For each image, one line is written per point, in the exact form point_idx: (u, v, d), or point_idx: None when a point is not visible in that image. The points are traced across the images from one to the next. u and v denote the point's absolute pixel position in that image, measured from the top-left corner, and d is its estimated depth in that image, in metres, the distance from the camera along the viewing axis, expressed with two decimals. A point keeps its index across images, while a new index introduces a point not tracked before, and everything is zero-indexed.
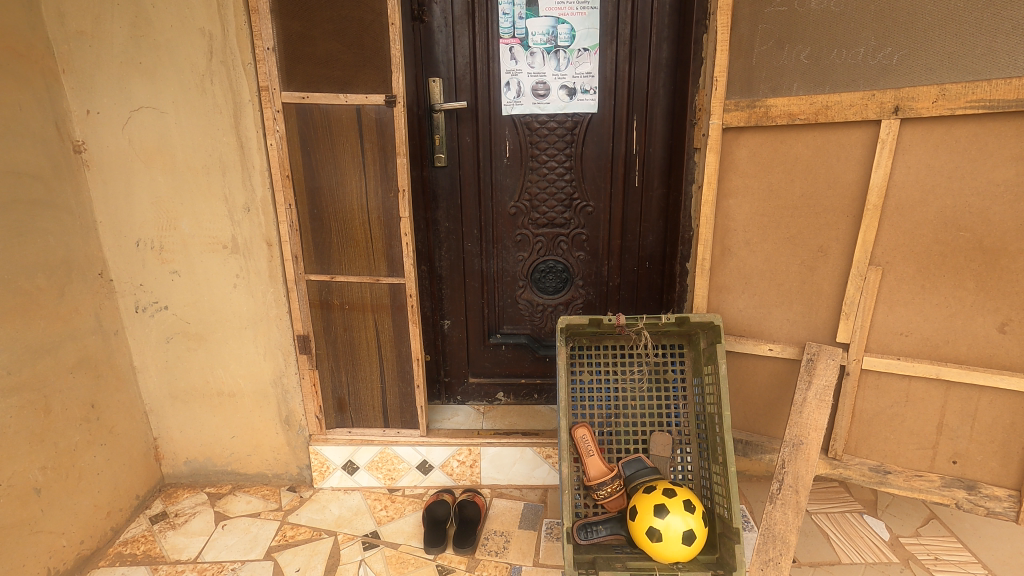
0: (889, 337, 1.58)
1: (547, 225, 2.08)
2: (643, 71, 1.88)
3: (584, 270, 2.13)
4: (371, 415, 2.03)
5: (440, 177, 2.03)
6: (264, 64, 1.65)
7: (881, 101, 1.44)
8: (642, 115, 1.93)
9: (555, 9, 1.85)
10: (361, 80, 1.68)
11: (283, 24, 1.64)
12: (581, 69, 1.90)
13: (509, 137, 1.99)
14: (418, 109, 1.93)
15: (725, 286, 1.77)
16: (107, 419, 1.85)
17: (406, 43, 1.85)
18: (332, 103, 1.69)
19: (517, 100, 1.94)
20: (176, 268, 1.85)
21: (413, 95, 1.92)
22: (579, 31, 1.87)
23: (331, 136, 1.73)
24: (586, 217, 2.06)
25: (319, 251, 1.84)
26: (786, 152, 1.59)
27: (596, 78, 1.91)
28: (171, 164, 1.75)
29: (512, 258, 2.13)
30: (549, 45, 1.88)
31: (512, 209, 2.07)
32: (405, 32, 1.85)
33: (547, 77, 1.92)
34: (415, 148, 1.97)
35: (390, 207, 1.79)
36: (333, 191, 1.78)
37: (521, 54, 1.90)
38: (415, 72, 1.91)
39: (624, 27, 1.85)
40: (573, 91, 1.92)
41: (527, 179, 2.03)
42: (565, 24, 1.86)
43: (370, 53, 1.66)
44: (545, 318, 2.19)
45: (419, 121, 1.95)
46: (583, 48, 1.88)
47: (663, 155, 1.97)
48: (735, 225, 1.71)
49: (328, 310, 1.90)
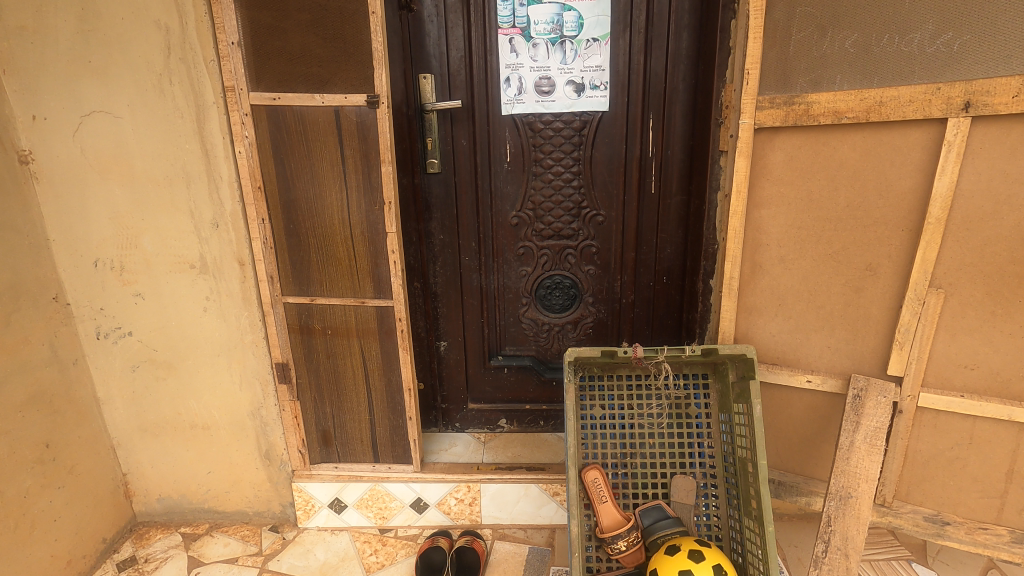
0: (950, 370, 1.36)
1: (552, 237, 1.87)
2: (660, 63, 1.67)
3: (593, 286, 1.92)
4: (359, 449, 1.83)
5: (433, 185, 1.82)
6: (228, 61, 1.44)
7: (948, 96, 1.21)
8: (659, 112, 1.71)
9: None
10: (338, 78, 1.47)
11: (249, 15, 1.43)
12: (590, 62, 1.69)
13: (510, 139, 1.78)
14: (398, 106, 1.71)
15: (756, 308, 1.56)
16: (65, 459, 1.67)
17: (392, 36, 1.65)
18: (306, 104, 1.48)
19: (518, 98, 1.73)
20: (138, 290, 1.67)
21: (397, 94, 1.70)
22: (587, 19, 1.65)
23: (306, 142, 1.52)
24: (595, 228, 1.85)
25: (296, 270, 1.64)
26: (830, 155, 1.37)
27: (607, 71, 1.70)
28: (130, 175, 1.56)
29: (514, 273, 1.92)
30: (554, 36, 1.67)
31: (513, 219, 1.85)
32: (392, 22, 1.65)
33: (552, 71, 1.70)
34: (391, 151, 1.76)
35: (375, 222, 1.57)
36: (310, 204, 1.57)
37: (522, 46, 1.68)
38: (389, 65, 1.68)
39: (639, 14, 1.63)
40: (581, 87, 1.71)
41: (530, 186, 1.82)
42: (571, 11, 1.65)
43: (348, 47, 1.44)
44: (551, 339, 1.98)
45: (404, 121, 1.73)
46: (593, 39, 1.67)
47: (683, 158, 1.75)
48: (768, 239, 1.50)
49: (308, 335, 1.70)
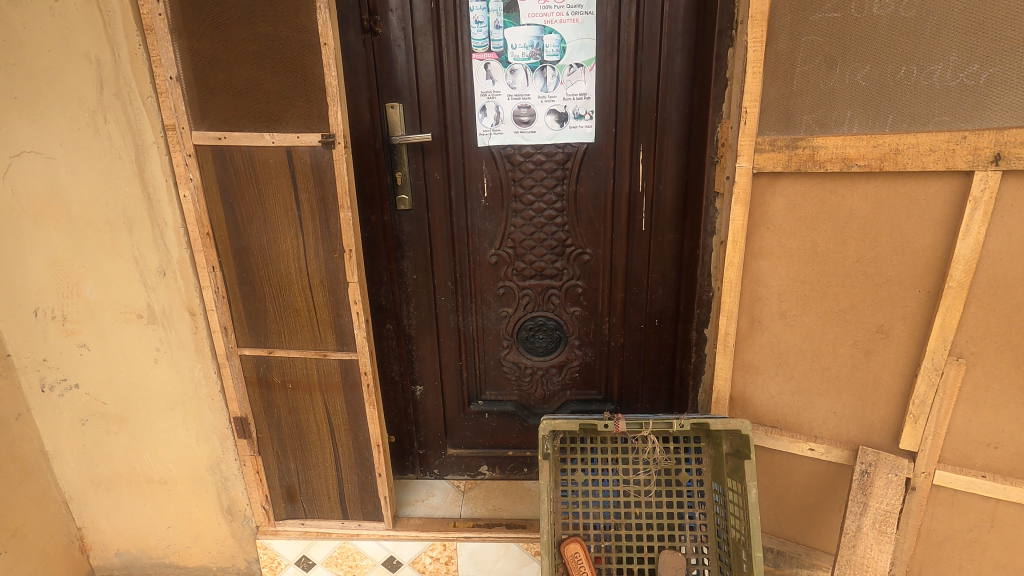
0: (971, 447, 1.21)
1: (534, 276, 1.73)
2: (651, 91, 1.51)
3: (579, 328, 1.77)
4: (327, 505, 1.71)
5: (404, 222, 1.68)
6: (167, 98, 1.30)
7: (975, 146, 1.05)
8: (650, 144, 1.56)
9: (540, 17, 1.48)
10: (290, 116, 1.32)
11: (189, 47, 1.28)
12: (574, 90, 1.53)
13: (487, 172, 1.63)
14: (358, 140, 1.58)
15: (754, 366, 1.41)
16: (8, 521, 1.55)
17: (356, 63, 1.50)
18: (255, 144, 1.33)
19: (495, 128, 1.57)
20: (83, 341, 1.54)
21: (356, 126, 1.57)
22: (570, 42, 1.50)
23: (257, 185, 1.37)
24: (581, 267, 1.70)
25: (252, 321, 1.50)
26: (838, 205, 1.22)
27: (593, 100, 1.54)
28: (67, 219, 1.42)
29: (494, 314, 1.78)
30: (533, 61, 1.51)
31: (492, 257, 1.71)
32: (356, 48, 1.50)
33: (531, 100, 1.55)
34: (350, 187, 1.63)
35: (335, 270, 1.43)
36: (264, 251, 1.43)
37: (498, 72, 1.53)
38: (349, 94, 1.54)
39: (627, 37, 1.48)
40: (564, 116, 1.56)
41: (509, 223, 1.67)
42: (552, 34, 1.49)
43: (299, 81, 1.29)
44: (535, 383, 1.84)
45: (366, 155, 1.59)
46: (576, 64, 1.51)
47: (676, 194, 1.59)
48: (767, 292, 1.35)
49: (268, 389, 1.57)
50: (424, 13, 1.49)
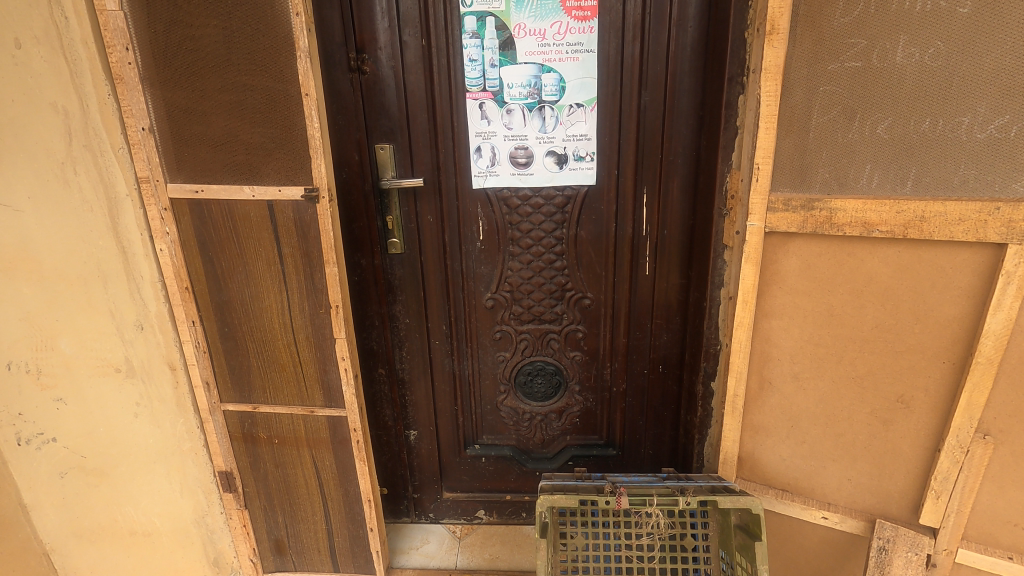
0: (996, 527, 1.14)
1: (533, 321, 1.65)
2: (655, 133, 1.43)
3: (580, 373, 1.70)
4: (317, 558, 1.65)
5: (396, 265, 1.60)
6: (140, 149, 1.22)
7: (1009, 219, 0.97)
8: (654, 187, 1.48)
9: (537, 55, 1.39)
10: (271, 168, 1.24)
11: (163, 95, 1.20)
12: (574, 131, 1.45)
13: (483, 215, 1.55)
14: (344, 182, 1.50)
15: (763, 428, 1.34)
16: None
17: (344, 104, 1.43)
18: (234, 197, 1.26)
19: (491, 170, 1.50)
20: (59, 394, 1.43)
21: (344, 168, 1.49)
22: (570, 82, 1.41)
23: (237, 238, 1.29)
24: (581, 312, 1.63)
25: (235, 376, 1.43)
26: (856, 269, 1.14)
27: (594, 141, 1.46)
28: (37, 266, 1.29)
29: (491, 359, 1.70)
30: (531, 101, 1.43)
31: (489, 301, 1.64)
32: (344, 88, 1.42)
33: (529, 141, 1.47)
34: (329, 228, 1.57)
35: (321, 326, 1.35)
36: (246, 305, 1.35)
37: (494, 112, 1.45)
38: (335, 135, 1.46)
39: (630, 77, 1.40)
40: (563, 158, 1.48)
41: (506, 267, 1.60)
42: (551, 73, 1.41)
43: (281, 132, 1.21)
44: (533, 428, 1.77)
45: (354, 198, 1.51)
46: (576, 104, 1.43)
47: (682, 239, 1.51)
48: (779, 354, 1.27)
49: (254, 443, 1.50)
50: (415, 52, 1.41)
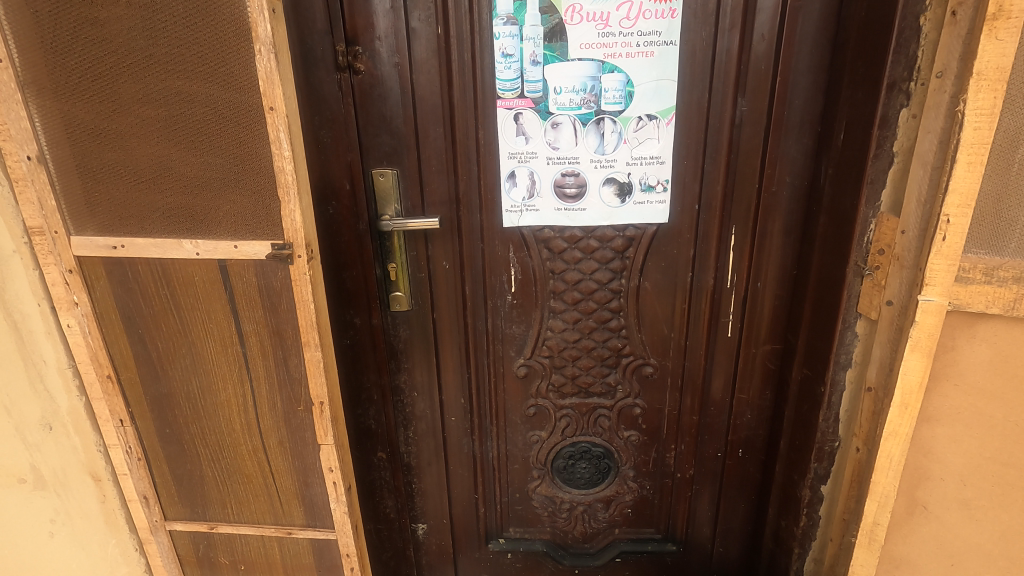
0: None
1: (577, 394, 1.28)
2: (753, 156, 1.06)
3: (635, 456, 1.34)
4: None
5: (400, 325, 1.22)
6: (25, 189, 0.83)
7: None
8: (746, 227, 1.11)
9: (596, 49, 1.01)
10: (223, 213, 0.85)
11: (59, 108, 0.81)
12: (643, 151, 1.08)
13: (516, 261, 1.17)
14: (332, 221, 1.12)
15: (910, 564, 0.98)
16: None
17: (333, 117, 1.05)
18: (170, 255, 0.87)
19: (529, 204, 1.12)
20: None
21: (332, 201, 1.11)
22: (641, 85, 1.03)
23: (178, 311, 0.91)
24: (641, 382, 1.26)
25: (184, 488, 1.05)
26: None
27: (669, 165, 1.08)
28: None
29: (522, 439, 1.33)
30: (586, 111, 1.05)
31: (521, 369, 1.26)
32: (331, 94, 1.04)
33: (581, 165, 1.09)
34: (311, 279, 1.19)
35: (300, 427, 0.97)
36: (195, 400, 0.97)
37: (534, 126, 1.07)
38: (318, 158, 1.08)
39: (723, 80, 1.02)
40: (626, 188, 1.10)
41: (545, 327, 1.22)
42: (615, 73, 1.03)
43: (234, 161, 0.82)
44: (574, 520, 1.40)
45: (345, 241, 1.13)
46: (647, 115, 1.05)
47: (779, 293, 1.15)
48: (942, 472, 0.91)
49: (212, 569, 1.13)
50: (428, 44, 1.03)
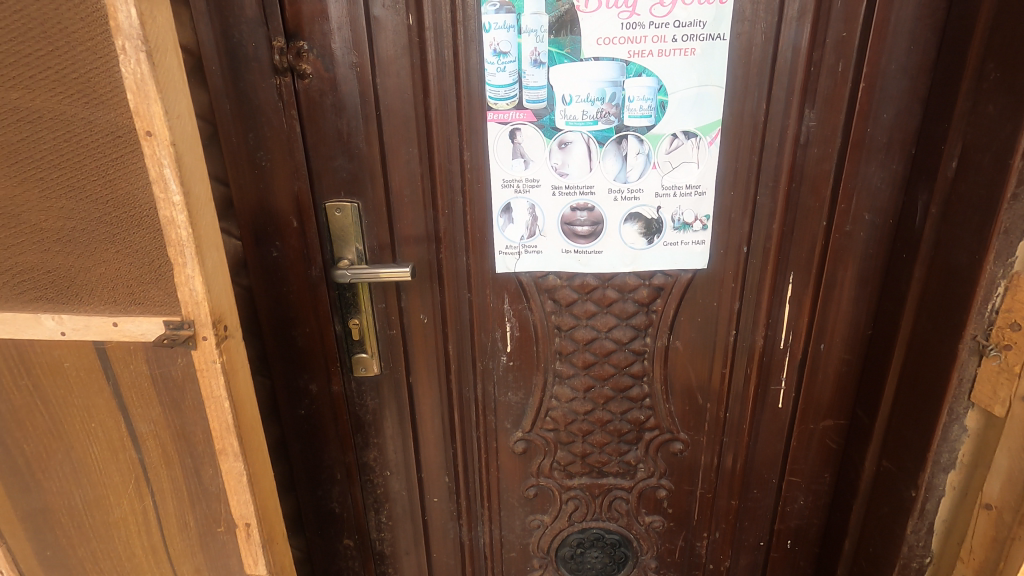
0: None
1: (588, 473, 1.03)
2: (821, 186, 0.82)
3: (657, 547, 1.09)
4: None
5: (367, 392, 0.98)
6: None
7: None
8: (808, 275, 0.87)
9: (619, 45, 0.77)
10: (97, 277, 0.60)
11: None
12: (677, 179, 0.83)
13: (513, 315, 0.93)
14: (275, 266, 0.88)
15: None
16: None
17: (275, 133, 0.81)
18: (28, 334, 0.62)
19: (528, 244, 0.87)
20: None
21: (275, 242, 0.87)
22: (676, 92, 0.79)
23: (45, 407, 0.66)
24: (667, 460, 1.02)
25: None
26: None
27: (710, 197, 0.84)
28: None
29: (519, 524, 1.09)
30: (604, 127, 0.80)
31: (518, 444, 1.02)
32: (271, 104, 0.79)
33: (596, 196, 0.84)
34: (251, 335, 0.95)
35: (222, 552, 0.73)
36: (79, 517, 0.72)
37: (536, 146, 0.82)
38: (255, 188, 0.84)
39: (786, 87, 0.77)
40: (654, 226, 0.85)
41: (548, 394, 0.98)
42: (643, 77, 0.78)
43: (106, 206, 0.57)
44: None
45: (294, 292, 0.90)
46: (684, 132, 0.81)
47: (846, 357, 0.91)
48: None
49: None
50: (397, 38, 0.78)
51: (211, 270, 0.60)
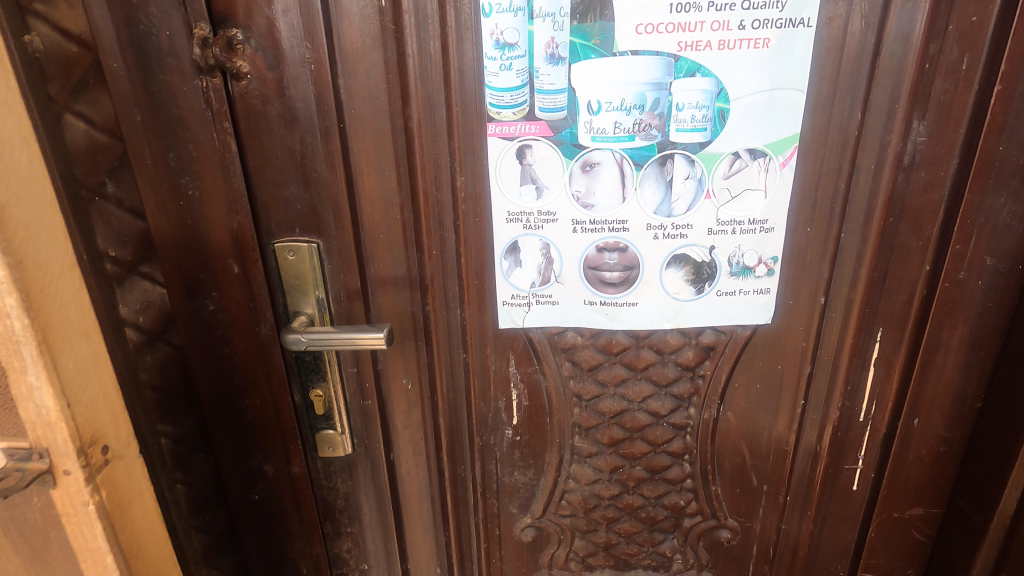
0: None
1: (612, 567, 0.84)
2: (927, 221, 0.62)
3: None
4: None
5: (337, 473, 0.78)
6: None
7: None
8: (902, 333, 0.67)
9: (665, 34, 0.57)
10: None
11: None
12: (737, 212, 0.63)
13: (520, 380, 0.73)
14: (213, 322, 0.68)
15: None
16: None
17: (202, 153, 0.61)
18: None
19: (541, 294, 0.68)
20: None
21: (211, 292, 0.67)
22: (741, 98, 0.59)
23: None
24: (710, 552, 0.82)
25: None
26: None
27: (778, 235, 0.64)
28: None
29: None
30: (642, 144, 0.61)
31: (527, 532, 0.82)
32: (197, 115, 0.59)
33: (630, 235, 0.64)
34: (189, 403, 0.75)
35: None
36: None
37: (552, 169, 0.62)
38: (182, 223, 0.63)
39: (890, 92, 0.58)
40: (705, 272, 0.66)
41: (564, 475, 0.78)
42: (695, 78, 0.58)
43: None
44: None
45: (240, 353, 0.70)
46: (748, 151, 0.61)
47: (944, 433, 0.72)
48: None
49: None
50: (365, 26, 0.57)
51: (81, 365, 0.46)
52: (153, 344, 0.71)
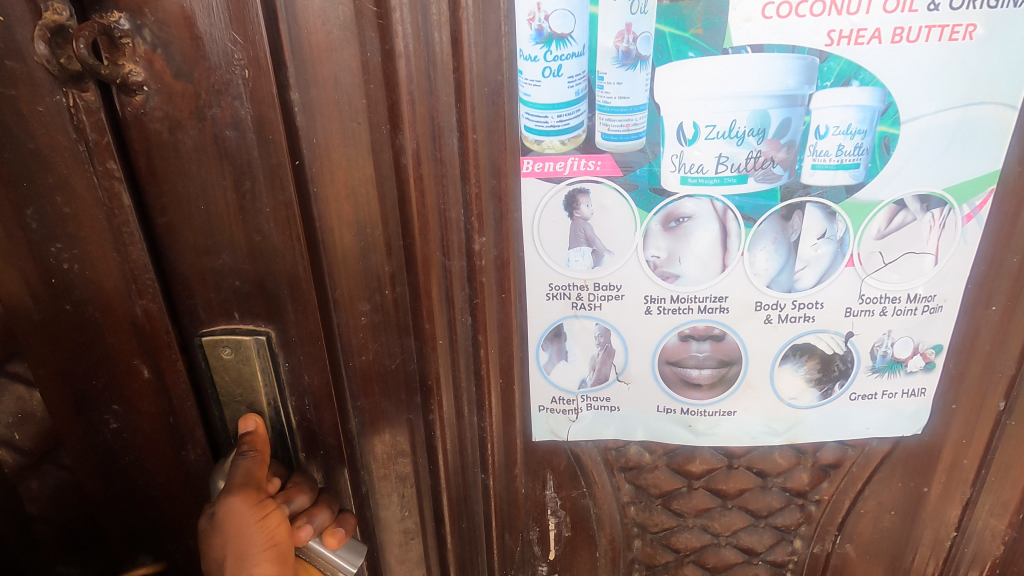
0: None
1: None
2: None
3: None
4: None
5: None
6: None
7: None
8: None
9: (809, 18, 0.35)
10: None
11: None
12: (890, 286, 0.43)
13: (560, 506, 0.52)
14: (120, 442, 0.48)
15: None
16: None
17: (82, 210, 0.40)
18: None
19: (594, 397, 0.47)
20: None
21: (113, 403, 0.46)
22: (916, 119, 0.38)
23: None
24: None
25: None
26: None
27: (946, 318, 0.44)
28: None
29: None
30: (757, 188, 0.40)
31: None
32: (70, 151, 0.38)
33: (729, 318, 0.44)
34: (92, 545, 0.54)
35: None
36: None
37: (616, 226, 0.42)
38: (61, 309, 0.43)
39: None
40: (834, 368, 0.45)
41: None
42: (849, 87, 0.37)
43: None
44: None
45: (160, 486, 0.49)
46: (917, 199, 0.40)
47: None
48: None
49: None
50: (331, 7, 0.36)
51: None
52: (42, 465, 0.51)
